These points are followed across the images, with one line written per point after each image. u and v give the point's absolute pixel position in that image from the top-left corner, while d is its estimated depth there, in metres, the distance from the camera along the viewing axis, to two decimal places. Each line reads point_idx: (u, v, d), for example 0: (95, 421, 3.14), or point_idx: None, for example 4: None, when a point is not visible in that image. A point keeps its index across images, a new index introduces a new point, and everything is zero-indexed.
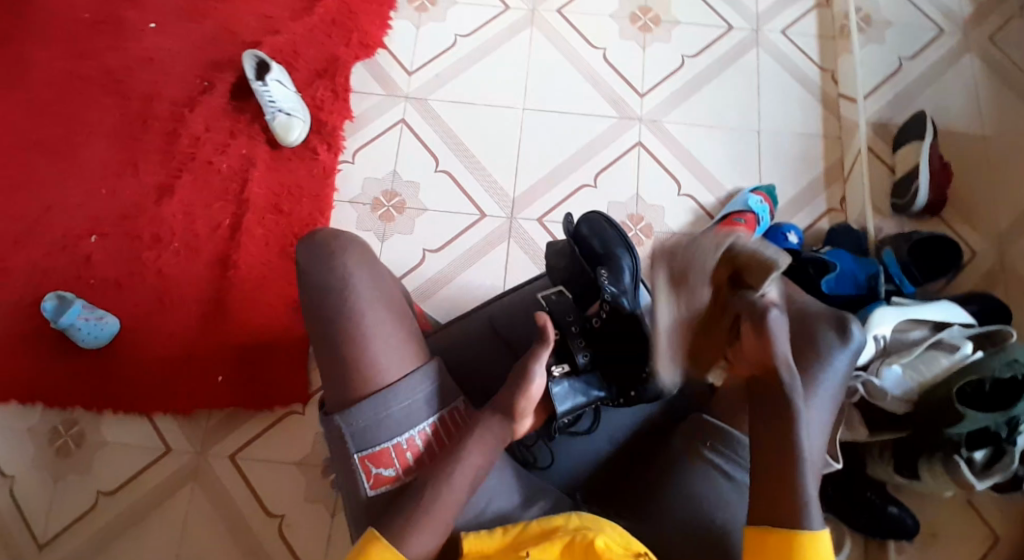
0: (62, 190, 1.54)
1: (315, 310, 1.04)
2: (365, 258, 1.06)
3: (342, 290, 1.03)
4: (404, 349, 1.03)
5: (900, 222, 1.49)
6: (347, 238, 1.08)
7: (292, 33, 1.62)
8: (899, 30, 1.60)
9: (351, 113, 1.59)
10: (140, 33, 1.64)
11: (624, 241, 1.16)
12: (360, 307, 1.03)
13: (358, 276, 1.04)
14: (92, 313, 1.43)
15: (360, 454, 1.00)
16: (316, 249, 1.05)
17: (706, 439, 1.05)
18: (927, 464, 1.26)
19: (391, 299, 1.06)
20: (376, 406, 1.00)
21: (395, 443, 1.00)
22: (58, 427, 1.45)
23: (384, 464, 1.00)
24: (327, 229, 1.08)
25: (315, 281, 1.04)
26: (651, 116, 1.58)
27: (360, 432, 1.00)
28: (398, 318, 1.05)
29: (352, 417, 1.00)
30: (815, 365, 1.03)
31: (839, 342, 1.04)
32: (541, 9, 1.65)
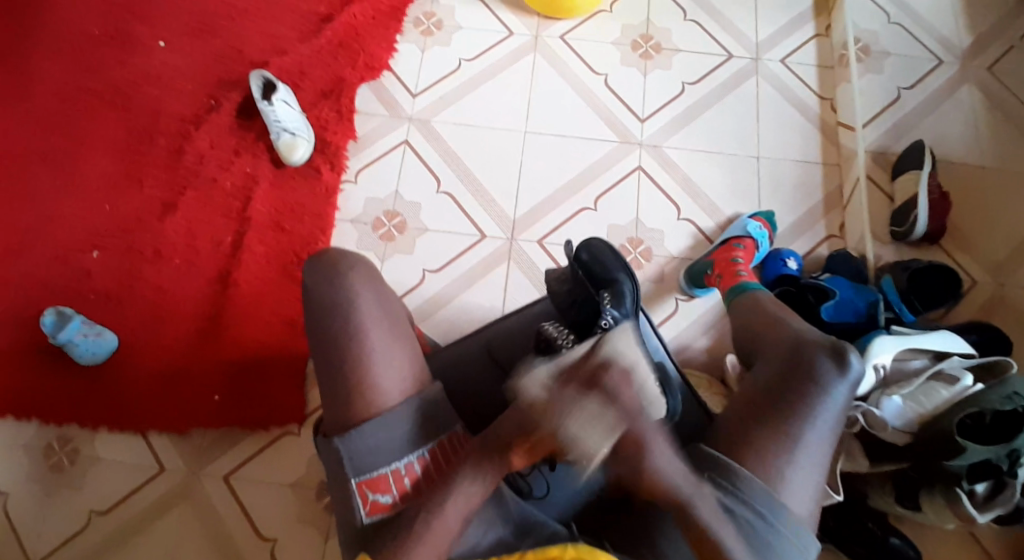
0: (65, 205, 1.55)
1: (318, 329, 1.03)
2: (371, 280, 1.06)
3: (347, 312, 1.03)
4: (407, 375, 1.03)
5: (899, 249, 1.50)
6: (352, 258, 1.07)
7: (299, 54, 1.63)
8: (898, 60, 1.62)
9: (355, 134, 1.60)
10: (148, 51, 1.65)
11: (623, 267, 1.24)
12: (365, 329, 1.02)
13: (364, 299, 1.04)
14: (90, 330, 1.42)
15: (357, 480, 1.00)
16: (321, 269, 1.04)
17: (707, 470, 1.03)
18: (927, 496, 1.26)
19: (396, 323, 1.06)
20: (377, 431, 1.00)
21: (393, 468, 1.00)
22: (52, 442, 1.44)
23: (382, 491, 1.00)
24: (332, 249, 1.08)
25: (320, 301, 1.04)
26: (652, 141, 1.59)
27: (358, 456, 1.00)
28: (402, 342, 1.05)
29: (351, 442, 1.00)
30: (813, 395, 1.03)
31: (837, 371, 1.04)
32: (545, 34, 1.67)
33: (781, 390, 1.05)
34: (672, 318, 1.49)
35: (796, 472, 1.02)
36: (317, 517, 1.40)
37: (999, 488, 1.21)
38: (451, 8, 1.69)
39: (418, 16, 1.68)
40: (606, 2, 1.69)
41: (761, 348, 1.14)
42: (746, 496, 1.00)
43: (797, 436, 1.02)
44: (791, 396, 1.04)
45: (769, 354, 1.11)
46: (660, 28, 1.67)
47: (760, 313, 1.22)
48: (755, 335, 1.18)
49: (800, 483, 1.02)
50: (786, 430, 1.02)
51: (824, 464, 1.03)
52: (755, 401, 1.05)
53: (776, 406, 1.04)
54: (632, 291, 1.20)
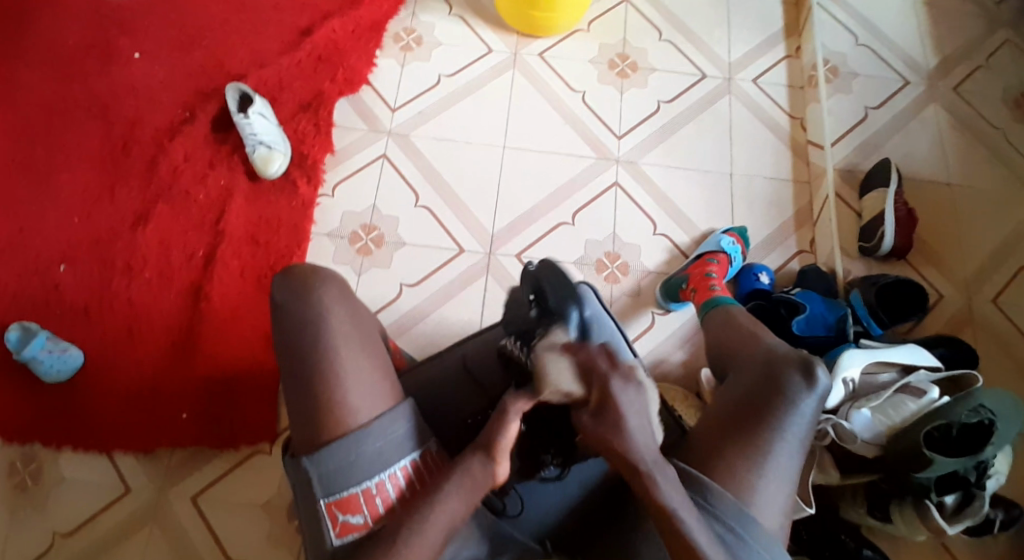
0: (33, 215, 1.51)
1: (291, 343, 1.04)
2: (343, 297, 1.07)
3: (318, 327, 1.04)
4: (380, 391, 1.03)
5: (868, 264, 1.53)
6: (326, 274, 1.09)
7: (277, 66, 1.62)
8: (865, 81, 1.67)
9: (333, 147, 1.59)
10: (123, 60, 1.63)
11: (576, 297, 1.09)
12: (335, 345, 1.03)
13: (334, 316, 1.05)
14: (55, 346, 1.38)
15: (327, 500, 0.98)
16: (294, 286, 1.06)
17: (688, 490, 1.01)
18: (898, 507, 1.28)
19: (365, 337, 1.06)
20: (347, 448, 0.98)
21: (365, 488, 0.98)
22: (16, 462, 1.39)
23: (353, 510, 0.97)
24: (307, 265, 1.10)
25: (293, 315, 1.05)
26: (628, 157, 1.61)
27: (327, 475, 0.98)
28: (372, 358, 1.05)
29: (321, 461, 0.98)
30: (782, 409, 1.05)
31: (805, 386, 1.06)
32: (524, 52, 1.68)
33: (749, 405, 1.06)
34: (649, 333, 1.51)
35: (767, 488, 1.02)
36: (288, 539, 1.37)
37: (967, 500, 1.23)
38: (432, 24, 1.70)
39: (398, 31, 1.69)
40: (584, 21, 1.72)
41: (733, 362, 1.17)
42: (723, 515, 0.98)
43: (768, 449, 1.03)
44: (758, 412, 1.05)
45: (739, 369, 1.14)
46: (636, 47, 1.70)
47: (733, 327, 1.24)
48: (730, 351, 1.19)
49: (771, 497, 1.02)
50: (758, 444, 1.03)
51: (794, 478, 1.04)
52: (725, 416, 1.07)
53: (746, 421, 1.05)
54: (582, 324, 1.06)
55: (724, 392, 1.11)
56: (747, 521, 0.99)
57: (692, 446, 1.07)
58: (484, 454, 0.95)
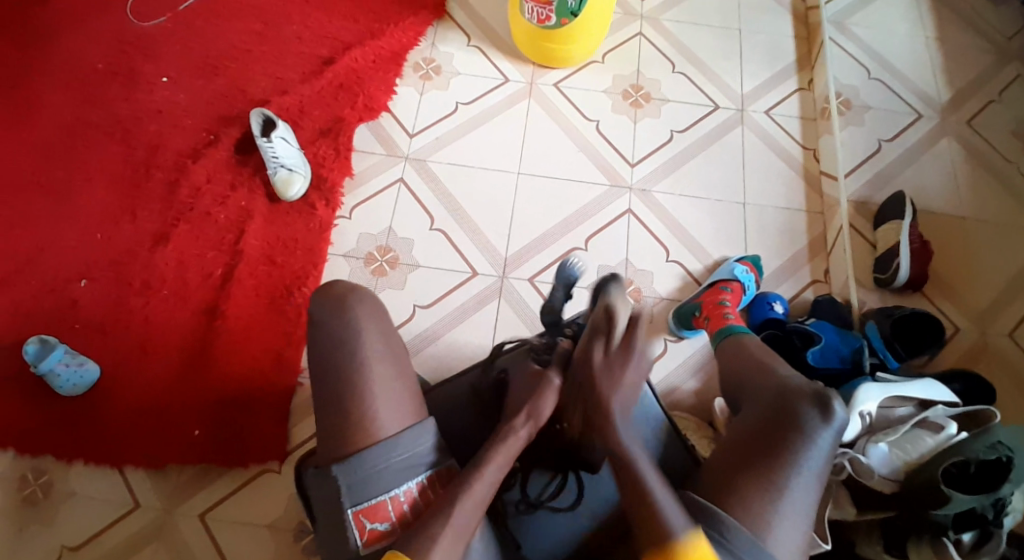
0: (56, 232, 1.54)
1: (322, 359, 1.06)
2: (377, 315, 1.09)
3: (350, 344, 1.06)
4: (405, 407, 1.05)
5: (883, 297, 1.53)
6: (360, 294, 1.11)
7: (299, 93, 1.67)
8: (878, 115, 1.68)
9: (351, 171, 1.62)
10: (150, 85, 1.67)
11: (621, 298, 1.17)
12: (368, 362, 1.05)
13: (368, 333, 1.07)
14: (73, 360, 1.41)
15: (354, 509, 0.99)
16: (329, 303, 1.08)
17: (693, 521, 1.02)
18: (915, 545, 1.21)
19: (397, 355, 1.08)
20: (376, 458, 1.00)
21: (392, 496, 1.00)
22: (25, 475, 1.40)
23: (379, 519, 0.99)
24: (343, 284, 1.12)
25: (326, 332, 1.07)
26: (641, 184, 1.62)
27: (356, 484, 0.99)
28: (403, 378, 1.07)
29: (350, 470, 0.99)
30: (798, 442, 1.05)
31: (822, 420, 1.06)
32: (539, 82, 1.72)
33: (764, 437, 1.06)
34: (662, 360, 1.51)
35: (783, 522, 1.02)
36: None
37: (984, 539, 1.21)
38: (450, 54, 1.74)
39: (418, 60, 1.73)
40: (599, 53, 1.75)
41: (747, 392, 1.17)
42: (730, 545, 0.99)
43: (782, 482, 1.03)
44: (772, 444, 1.05)
45: (754, 399, 1.14)
46: (650, 79, 1.73)
47: (751, 357, 1.24)
48: (745, 380, 1.19)
49: (788, 531, 1.02)
50: (774, 478, 1.03)
51: (812, 512, 1.04)
52: (738, 448, 1.07)
53: (760, 454, 1.05)
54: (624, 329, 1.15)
55: (738, 423, 1.11)
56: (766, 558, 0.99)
57: (705, 477, 1.06)
58: (530, 422, 1.04)
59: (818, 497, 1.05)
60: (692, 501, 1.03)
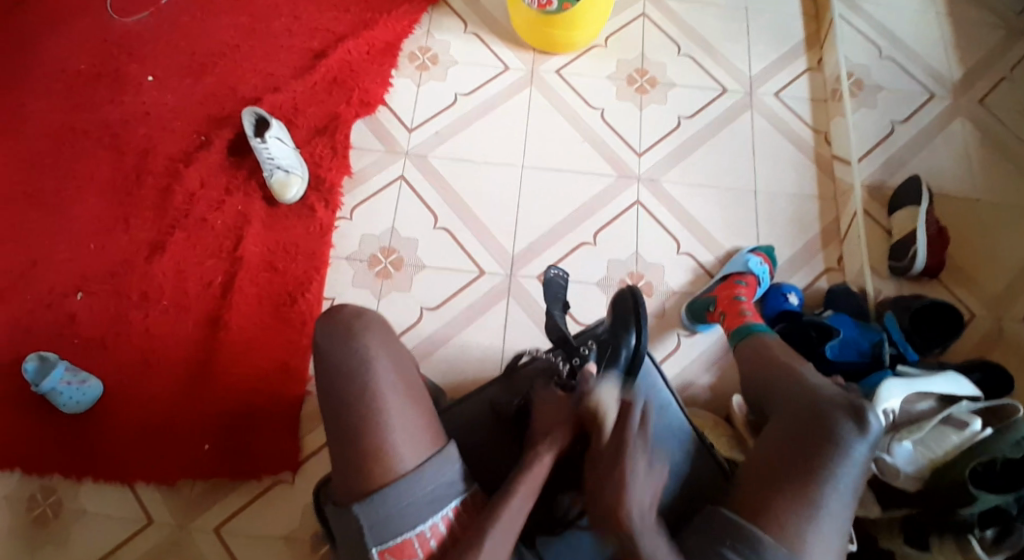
0: (48, 244, 1.49)
1: (333, 390, 1.02)
2: (387, 340, 1.06)
3: (362, 373, 1.02)
4: (423, 436, 1.02)
5: (899, 285, 1.50)
6: (368, 316, 1.07)
7: (292, 89, 1.61)
8: (889, 95, 1.64)
9: (350, 170, 1.57)
10: (136, 85, 1.61)
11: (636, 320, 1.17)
12: (381, 392, 1.01)
13: (380, 361, 1.03)
14: (74, 377, 1.37)
15: (379, 548, 0.97)
16: (336, 330, 1.04)
17: (727, 538, 1.00)
18: (937, 540, 1.22)
19: (410, 382, 1.05)
20: (398, 495, 0.98)
21: (418, 532, 0.98)
22: (35, 494, 1.37)
23: (407, 556, 0.98)
24: (351, 307, 1.08)
25: (335, 361, 1.03)
26: (649, 174, 1.58)
27: (379, 523, 0.97)
28: (418, 405, 1.04)
29: (372, 509, 0.97)
30: (832, 456, 1.03)
31: (857, 433, 1.04)
32: (540, 69, 1.66)
33: (797, 452, 1.04)
34: (673, 357, 1.48)
35: (816, 537, 1.00)
36: None
37: (1007, 533, 1.20)
38: (446, 42, 1.68)
39: (413, 50, 1.67)
40: (601, 37, 1.69)
41: (775, 401, 1.14)
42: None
43: (818, 498, 1.01)
44: (806, 459, 1.03)
45: (784, 408, 1.11)
46: (655, 62, 1.67)
47: (774, 364, 1.21)
48: (772, 388, 1.16)
49: (821, 548, 1.00)
50: (807, 494, 1.01)
51: (846, 525, 1.02)
52: (771, 463, 1.05)
53: (795, 469, 1.03)
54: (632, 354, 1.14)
55: (769, 436, 1.08)
56: None
57: (739, 492, 1.05)
58: (552, 450, 1.03)
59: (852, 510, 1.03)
60: (724, 517, 1.02)
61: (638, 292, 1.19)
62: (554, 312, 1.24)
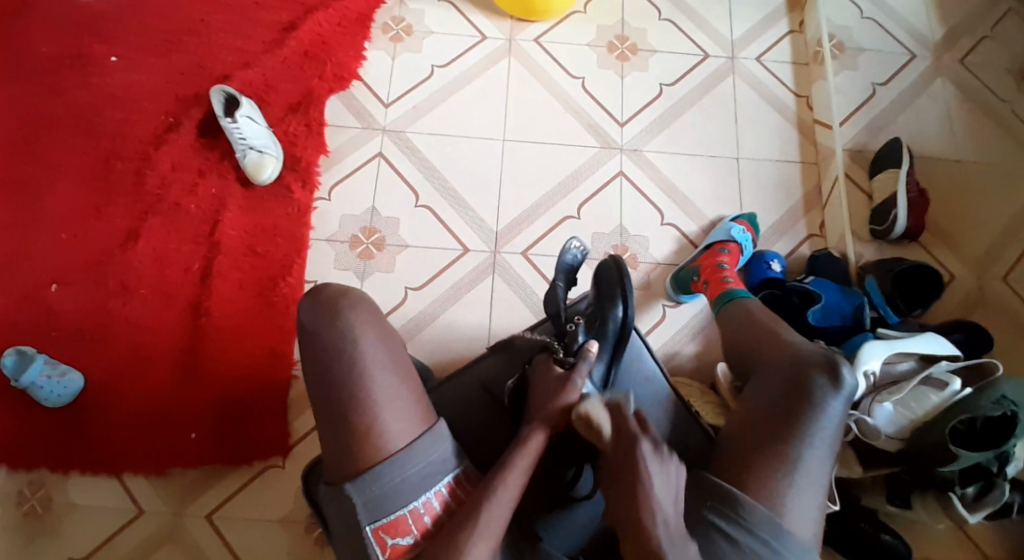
0: (18, 235, 1.45)
1: (320, 370, 1.02)
2: (374, 318, 1.05)
3: (349, 353, 1.01)
4: (413, 414, 1.02)
5: (880, 248, 1.51)
6: (355, 296, 1.06)
7: (262, 65, 1.55)
8: (871, 57, 1.62)
9: (326, 148, 1.53)
10: (100, 65, 1.55)
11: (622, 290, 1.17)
12: (369, 370, 1.01)
13: (366, 340, 1.03)
14: (54, 370, 1.34)
15: (373, 526, 0.98)
16: (320, 310, 1.03)
17: (710, 500, 1.03)
18: (920, 497, 1.30)
19: (398, 359, 1.05)
20: (390, 472, 0.98)
21: (412, 508, 0.99)
22: (23, 489, 1.36)
23: (400, 533, 0.98)
24: (336, 287, 1.07)
25: (320, 341, 1.02)
26: (632, 145, 1.56)
27: (372, 501, 0.98)
28: (407, 383, 1.04)
29: (365, 487, 0.98)
30: (809, 414, 1.05)
31: (832, 389, 1.06)
32: (519, 38, 1.62)
33: (777, 413, 1.06)
34: (660, 327, 1.48)
35: (798, 497, 1.02)
36: (309, 551, 1.36)
37: (987, 489, 1.25)
38: (421, 12, 1.63)
39: (386, 21, 1.61)
40: (580, 3, 1.65)
41: (756, 365, 1.16)
42: (749, 524, 1.00)
43: (797, 459, 1.03)
44: (786, 417, 1.05)
45: (766, 370, 1.13)
46: (635, 28, 1.64)
47: (753, 326, 1.22)
48: (751, 352, 1.19)
49: (802, 507, 1.02)
50: (787, 453, 1.03)
51: (826, 482, 1.05)
52: (753, 426, 1.07)
53: (775, 431, 1.05)
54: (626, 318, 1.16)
55: (750, 400, 1.10)
56: (782, 533, 1.00)
57: (723, 453, 1.07)
58: (547, 423, 1.05)
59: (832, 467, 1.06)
60: (711, 480, 1.04)
61: (622, 261, 1.20)
62: (559, 285, 1.26)
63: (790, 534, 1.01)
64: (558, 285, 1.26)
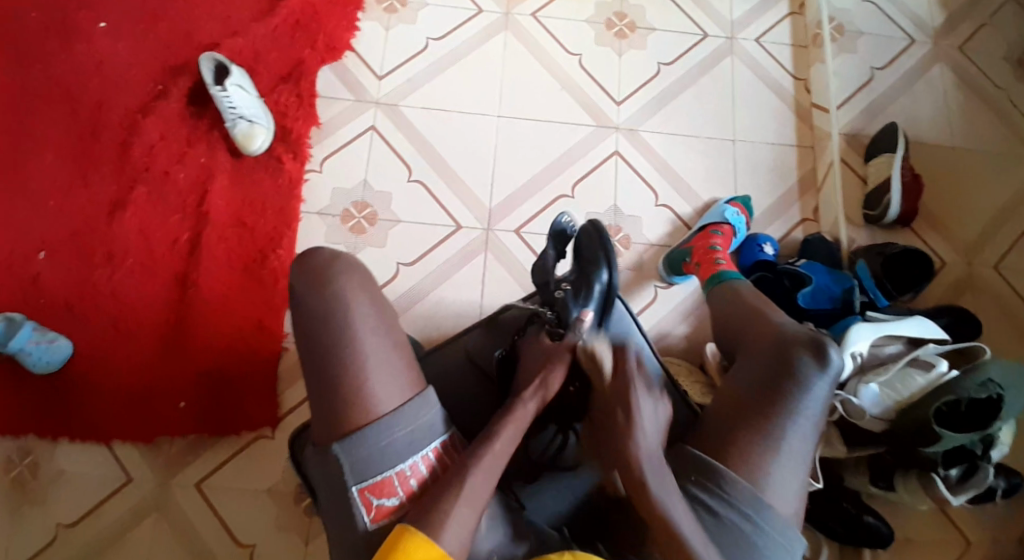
0: (2, 202, 1.42)
1: (311, 332, 1.02)
2: (367, 284, 1.05)
3: (340, 317, 1.01)
4: (403, 380, 1.02)
5: (872, 233, 1.51)
6: (347, 261, 1.06)
7: (253, 34, 1.52)
8: (871, 40, 1.61)
9: (318, 120, 1.51)
10: (87, 32, 1.51)
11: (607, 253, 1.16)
12: (358, 336, 1.01)
13: (358, 306, 1.02)
14: (44, 337, 1.32)
15: (359, 487, 0.98)
16: (313, 273, 1.03)
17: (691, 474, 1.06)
18: (902, 478, 1.32)
19: (389, 326, 1.04)
20: (378, 435, 0.98)
21: (398, 471, 0.99)
22: (11, 456, 1.35)
23: (387, 494, 0.98)
24: (329, 251, 1.06)
25: (312, 304, 1.02)
26: (628, 124, 1.55)
27: (360, 462, 0.98)
28: (398, 350, 1.03)
29: (352, 448, 0.97)
30: (793, 392, 1.06)
31: (816, 367, 1.07)
32: (515, 12, 1.59)
33: (761, 390, 1.07)
34: (652, 307, 1.48)
35: (780, 471, 1.04)
36: (296, 525, 1.35)
37: (972, 472, 1.26)
38: None
39: None
40: None
41: (741, 344, 1.17)
42: (730, 498, 1.03)
43: (780, 435, 1.04)
44: (770, 395, 1.06)
45: (751, 350, 1.14)
46: (634, 5, 1.62)
47: (740, 305, 1.24)
48: (738, 331, 1.20)
49: (785, 482, 1.04)
50: (769, 429, 1.05)
51: (808, 459, 1.06)
52: (737, 403, 1.08)
53: (758, 408, 1.06)
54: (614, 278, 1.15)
55: (735, 377, 1.11)
56: (763, 507, 1.03)
57: (707, 428, 1.09)
58: (538, 394, 1.06)
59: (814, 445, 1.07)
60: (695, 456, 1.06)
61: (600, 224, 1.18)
62: (548, 253, 1.25)
63: (772, 508, 1.03)
64: (547, 253, 1.25)
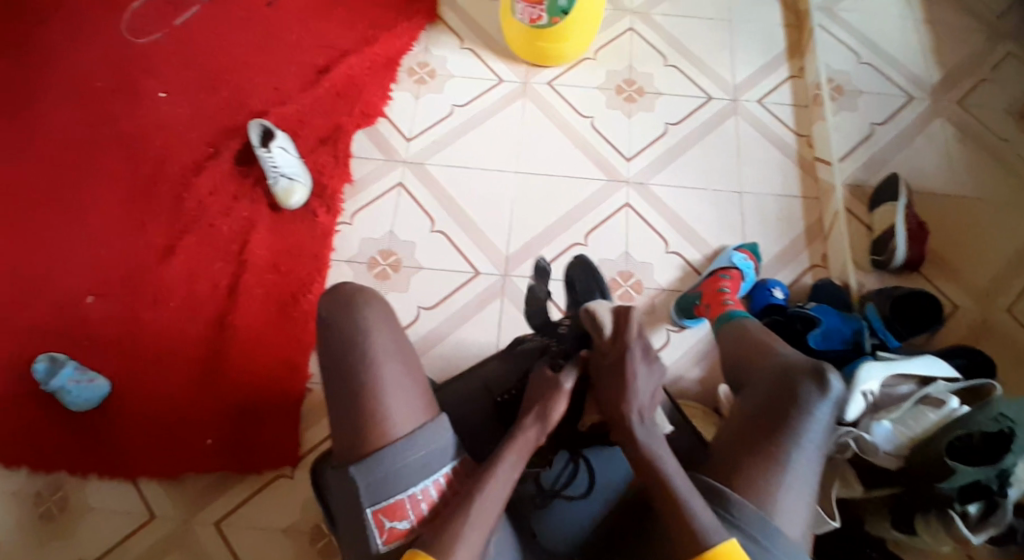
0: (64, 251, 1.56)
1: (332, 357, 1.09)
2: (385, 314, 1.12)
3: (360, 341, 1.08)
4: (417, 404, 1.07)
5: (882, 278, 1.54)
6: (368, 292, 1.14)
7: (297, 102, 1.69)
8: (870, 99, 1.70)
9: (351, 178, 1.64)
10: (149, 101, 1.70)
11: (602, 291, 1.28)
12: (378, 359, 1.07)
13: (376, 333, 1.09)
14: (83, 376, 1.42)
15: (373, 508, 1.02)
16: (337, 302, 1.11)
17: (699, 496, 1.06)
18: (922, 520, 1.26)
19: (405, 353, 1.11)
20: (391, 457, 1.02)
21: (410, 494, 1.03)
22: (42, 491, 1.42)
23: (399, 517, 1.02)
24: (351, 283, 1.14)
25: (335, 332, 1.09)
26: (638, 178, 1.64)
27: (375, 484, 1.02)
28: (413, 376, 1.09)
29: (368, 470, 1.02)
30: (798, 419, 1.08)
31: (819, 394, 1.10)
32: (533, 81, 1.74)
33: (767, 417, 1.09)
34: (666, 351, 1.52)
35: (788, 495, 1.04)
36: None
37: (991, 510, 1.21)
38: (443, 57, 1.76)
39: (412, 66, 1.75)
40: (592, 49, 1.77)
41: (750, 377, 1.19)
42: (736, 520, 1.02)
43: (786, 460, 1.06)
44: (775, 422, 1.09)
45: (757, 383, 1.16)
46: (642, 72, 1.75)
47: (749, 342, 1.26)
48: (744, 364, 1.23)
49: (792, 506, 1.04)
50: (775, 453, 1.06)
51: (815, 485, 1.07)
52: (743, 431, 1.10)
53: (765, 434, 1.08)
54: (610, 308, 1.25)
55: (741, 407, 1.14)
56: (771, 531, 1.02)
57: (714, 455, 1.10)
58: (538, 423, 1.08)
59: (820, 471, 1.08)
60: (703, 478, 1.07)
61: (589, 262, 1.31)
62: (543, 296, 1.33)
63: (780, 531, 1.03)
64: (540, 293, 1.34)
